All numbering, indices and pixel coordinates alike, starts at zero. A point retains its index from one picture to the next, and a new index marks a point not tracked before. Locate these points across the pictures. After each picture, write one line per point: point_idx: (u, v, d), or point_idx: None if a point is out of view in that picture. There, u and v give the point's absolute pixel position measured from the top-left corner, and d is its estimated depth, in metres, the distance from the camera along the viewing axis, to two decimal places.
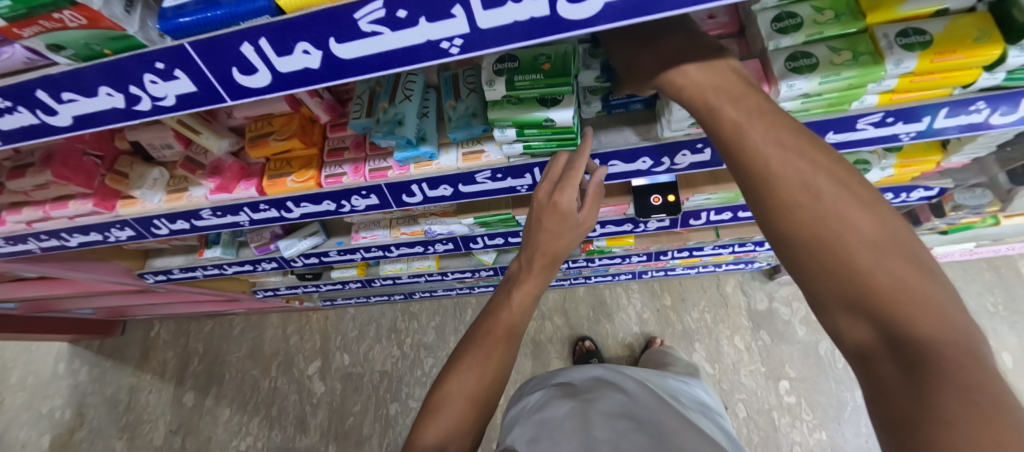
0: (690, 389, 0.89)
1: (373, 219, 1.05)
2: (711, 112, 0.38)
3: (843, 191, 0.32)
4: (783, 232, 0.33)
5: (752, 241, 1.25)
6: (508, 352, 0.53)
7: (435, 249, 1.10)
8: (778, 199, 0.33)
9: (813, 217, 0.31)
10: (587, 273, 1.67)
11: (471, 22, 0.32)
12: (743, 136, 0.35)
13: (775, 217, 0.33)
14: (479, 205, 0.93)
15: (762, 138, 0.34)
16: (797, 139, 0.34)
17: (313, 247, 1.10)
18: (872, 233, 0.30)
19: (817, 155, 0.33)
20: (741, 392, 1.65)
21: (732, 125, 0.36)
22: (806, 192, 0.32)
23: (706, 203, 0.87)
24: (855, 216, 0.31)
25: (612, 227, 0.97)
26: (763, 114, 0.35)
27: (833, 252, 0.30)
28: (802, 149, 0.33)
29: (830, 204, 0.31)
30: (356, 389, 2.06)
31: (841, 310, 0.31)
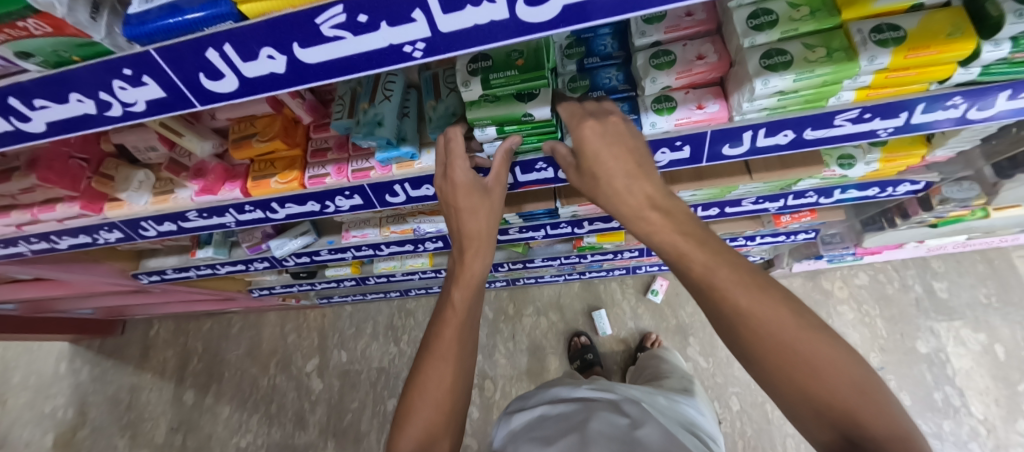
0: (678, 407, 0.88)
1: (363, 218, 1.05)
2: (679, 255, 0.42)
3: (796, 321, 0.36)
4: (754, 355, 0.37)
5: (742, 236, 1.25)
6: (465, 356, 0.53)
7: (426, 247, 1.10)
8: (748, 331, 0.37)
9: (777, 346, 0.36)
10: (581, 268, 1.67)
11: (432, 26, 0.32)
12: (710, 279, 0.39)
13: (744, 345, 0.38)
14: None
15: (728, 279, 0.38)
16: (752, 278, 0.38)
17: (304, 246, 1.11)
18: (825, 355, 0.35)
19: (769, 290, 0.38)
20: (734, 385, 1.66)
21: (701, 267, 0.40)
22: (770, 324, 0.36)
23: (694, 198, 0.87)
24: (804, 339, 0.35)
25: (600, 223, 0.97)
26: (725, 258, 0.40)
27: (782, 369, 0.36)
28: (749, 282, 0.38)
29: (777, 337, 0.36)
30: (354, 386, 2.08)
31: (795, 409, 0.36)
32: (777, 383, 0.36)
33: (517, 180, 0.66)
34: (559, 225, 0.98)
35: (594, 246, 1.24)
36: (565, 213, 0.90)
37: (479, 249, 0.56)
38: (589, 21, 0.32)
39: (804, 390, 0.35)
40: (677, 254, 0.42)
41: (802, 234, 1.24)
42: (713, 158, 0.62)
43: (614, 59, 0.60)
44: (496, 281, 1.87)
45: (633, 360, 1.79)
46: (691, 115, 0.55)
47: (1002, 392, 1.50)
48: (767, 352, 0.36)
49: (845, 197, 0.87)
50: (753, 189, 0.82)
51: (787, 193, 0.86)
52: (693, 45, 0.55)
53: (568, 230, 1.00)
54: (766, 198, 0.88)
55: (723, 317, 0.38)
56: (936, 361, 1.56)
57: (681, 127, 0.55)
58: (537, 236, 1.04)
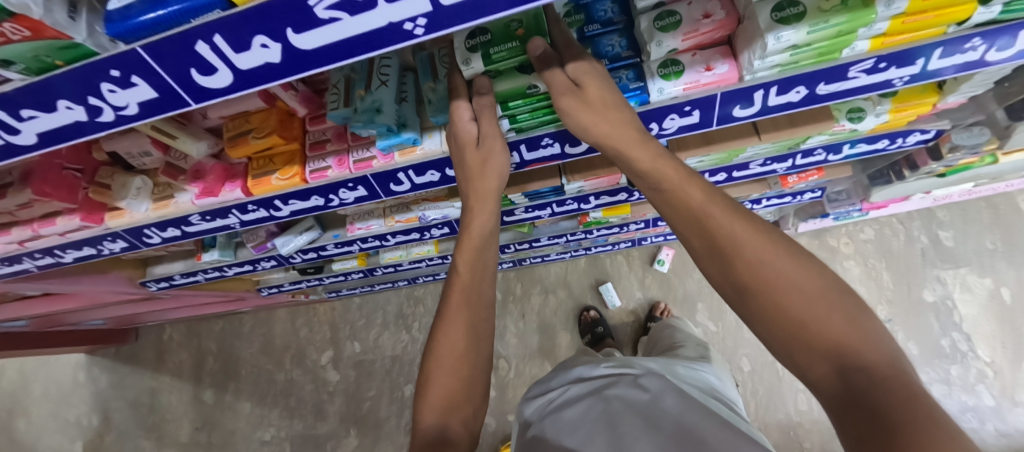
0: (696, 375, 0.88)
1: (367, 209, 1.04)
2: (672, 192, 0.42)
3: (785, 254, 0.36)
4: (745, 285, 0.36)
5: (749, 200, 1.24)
6: (477, 335, 0.53)
7: (432, 234, 1.10)
8: (740, 258, 0.36)
9: (773, 274, 0.35)
10: (587, 244, 1.66)
11: (434, 1, 0.30)
12: (706, 210, 0.39)
13: (737, 277, 0.37)
14: None
15: (720, 210, 0.39)
16: (742, 212, 0.38)
17: (311, 242, 1.10)
18: (813, 286, 0.34)
19: (761, 225, 0.38)
20: (744, 347, 1.69)
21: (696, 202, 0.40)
22: (764, 251, 0.36)
23: (701, 165, 0.86)
24: (791, 267, 0.35)
25: (607, 198, 0.96)
26: (717, 195, 0.40)
27: (773, 296, 0.35)
28: (743, 215, 0.38)
29: (768, 265, 0.35)
30: (369, 375, 2.13)
31: (784, 344, 0.34)
32: (766, 315, 0.35)
33: (523, 159, 0.64)
34: (565, 202, 0.96)
35: (601, 220, 1.23)
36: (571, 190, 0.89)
37: (484, 206, 0.57)
38: None
39: (788, 317, 0.34)
40: (675, 190, 0.42)
41: (808, 194, 1.23)
42: (722, 121, 0.61)
43: (616, 24, 0.57)
44: (503, 263, 1.86)
45: (643, 330, 1.82)
46: (700, 77, 0.53)
47: (1007, 335, 1.53)
48: (755, 279, 0.35)
49: (855, 151, 0.86)
50: (760, 150, 0.81)
51: (796, 152, 0.84)
52: (698, 3, 0.52)
53: (574, 206, 0.99)
54: (774, 159, 0.86)
55: (714, 245, 0.38)
56: (943, 310, 1.58)
57: (691, 90, 0.54)
58: (543, 215, 1.03)
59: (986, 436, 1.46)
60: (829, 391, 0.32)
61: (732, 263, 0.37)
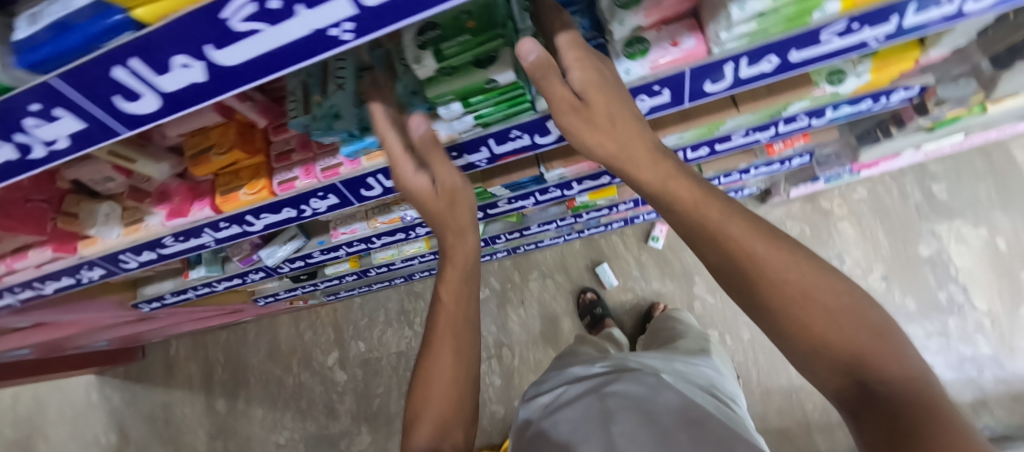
0: (695, 371, 0.88)
1: (349, 213, 1.02)
2: (686, 208, 0.39)
3: (806, 271, 0.35)
4: (768, 307, 0.35)
5: (737, 170, 1.22)
6: (466, 353, 0.56)
7: (417, 233, 1.09)
8: (762, 279, 0.35)
9: (796, 294, 0.34)
10: (581, 227, 1.65)
11: (356, 2, 0.27)
12: (724, 230, 0.37)
13: (760, 297, 0.36)
14: None
15: (739, 228, 0.37)
16: (760, 228, 0.37)
17: (296, 251, 1.09)
18: (836, 303, 0.34)
19: (781, 241, 0.36)
20: (743, 316, 1.70)
21: (712, 218, 0.38)
22: (786, 269, 0.35)
23: (681, 141, 0.84)
24: (814, 285, 0.34)
25: (590, 182, 0.94)
26: (734, 211, 0.38)
27: (799, 321, 0.34)
28: (762, 232, 0.37)
29: (790, 284, 0.34)
30: (377, 373, 2.14)
31: (808, 364, 0.34)
32: (790, 333, 0.35)
33: (493, 154, 0.62)
34: (547, 190, 0.95)
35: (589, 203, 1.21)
36: (552, 178, 0.87)
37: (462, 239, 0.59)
38: None
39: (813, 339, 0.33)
40: (689, 205, 0.39)
41: (797, 159, 1.21)
42: (693, 96, 0.59)
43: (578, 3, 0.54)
44: (498, 253, 1.85)
45: (642, 307, 1.83)
46: (666, 54, 0.51)
47: (1003, 283, 1.53)
48: (778, 300, 0.35)
49: (838, 114, 0.83)
50: (740, 121, 0.79)
51: (777, 120, 0.82)
52: None
53: (557, 193, 0.97)
54: (756, 129, 0.84)
55: (732, 264, 0.37)
56: (938, 263, 1.58)
57: (657, 69, 0.51)
58: (527, 205, 1.01)
59: (983, 384, 1.48)
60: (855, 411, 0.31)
61: (749, 268, 0.36)
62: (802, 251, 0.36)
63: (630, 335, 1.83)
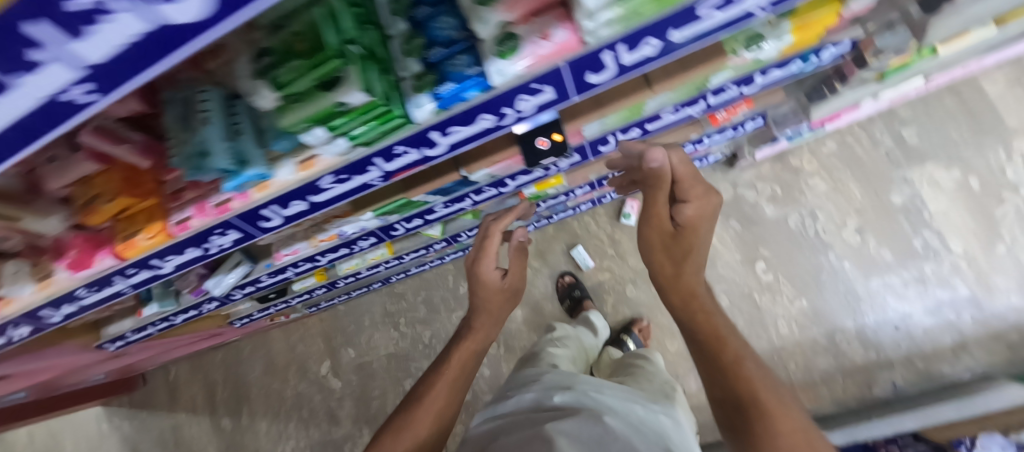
0: (653, 420, 0.82)
1: (288, 234, 0.99)
2: (715, 341, 0.64)
3: (784, 410, 0.54)
4: (752, 416, 0.55)
5: (689, 142, 1.18)
6: (463, 381, 0.90)
7: (362, 246, 1.06)
8: (751, 398, 0.56)
9: (771, 412, 0.54)
10: (547, 213, 1.62)
11: (74, 63, 0.25)
12: (738, 366, 0.60)
13: (742, 407, 0.56)
14: (372, 195, 0.81)
15: (754, 371, 0.59)
16: (760, 373, 0.59)
17: (244, 276, 1.07)
18: (793, 429, 0.53)
19: (770, 387, 0.57)
20: (721, 283, 1.68)
21: (735, 355, 0.61)
22: (777, 401, 0.55)
23: (607, 126, 0.79)
24: (785, 418, 0.54)
25: (524, 177, 0.90)
26: (747, 359, 0.61)
27: (767, 428, 0.53)
28: (768, 381, 0.58)
29: (773, 412, 0.54)
30: (371, 376, 2.15)
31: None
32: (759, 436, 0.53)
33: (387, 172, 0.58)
34: (482, 190, 0.91)
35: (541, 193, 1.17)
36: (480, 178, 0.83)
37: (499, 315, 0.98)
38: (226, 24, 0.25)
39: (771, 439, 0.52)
40: (713, 337, 0.64)
41: (750, 123, 1.16)
42: (583, 90, 0.54)
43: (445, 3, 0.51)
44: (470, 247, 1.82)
45: (621, 286, 1.82)
46: (539, 49, 0.46)
47: (980, 224, 1.50)
48: (760, 414, 0.54)
49: (768, 79, 0.79)
50: (664, 99, 0.74)
51: (705, 92, 0.78)
52: None
53: (494, 192, 0.94)
54: (685, 104, 0.80)
55: (733, 389, 0.58)
56: (912, 210, 1.54)
57: (531, 66, 0.47)
58: (466, 206, 0.98)
59: (963, 327, 1.47)
60: None
61: (716, 346, 0.63)
62: (794, 410, 0.55)
63: (611, 314, 1.82)
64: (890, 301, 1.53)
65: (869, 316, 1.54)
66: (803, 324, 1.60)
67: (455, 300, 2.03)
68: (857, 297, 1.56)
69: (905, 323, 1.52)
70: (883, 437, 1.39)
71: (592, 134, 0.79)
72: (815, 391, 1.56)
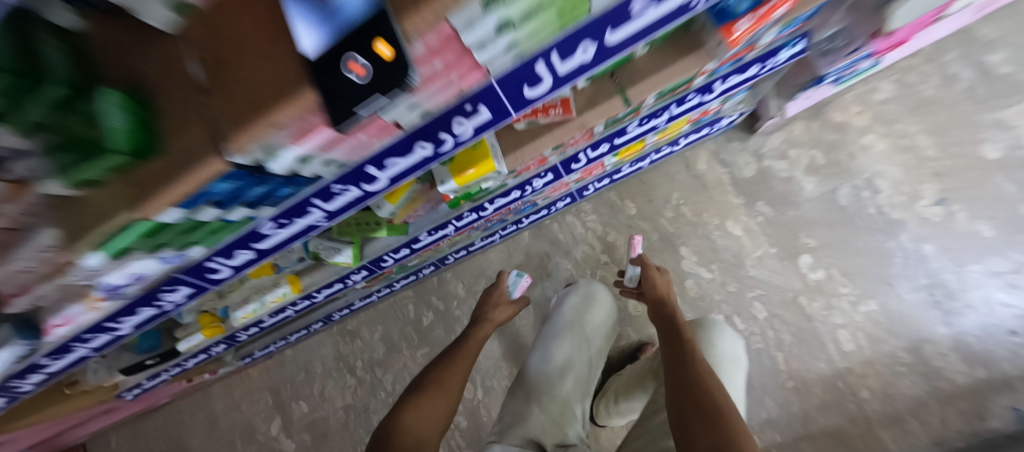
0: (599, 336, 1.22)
1: (53, 294, 0.61)
2: (666, 311, 0.99)
3: (697, 357, 0.82)
4: (688, 378, 0.76)
5: (692, 91, 0.78)
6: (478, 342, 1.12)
7: (174, 299, 0.68)
8: (692, 370, 0.78)
9: (690, 353, 0.83)
10: (511, 217, 1.23)
11: None
12: (675, 320, 0.95)
13: (684, 376, 0.76)
14: (81, 219, 0.43)
15: (676, 321, 0.95)
16: (676, 326, 0.93)
17: (21, 359, 0.69)
18: (711, 380, 0.75)
19: (683, 331, 0.91)
20: (755, 288, 1.24)
21: (661, 302, 1.02)
22: (698, 359, 0.81)
23: (524, 48, 0.40)
24: (705, 368, 0.78)
25: (397, 160, 0.51)
26: (677, 326, 0.93)
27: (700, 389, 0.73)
28: (686, 340, 0.88)
29: (707, 378, 0.75)
30: (326, 436, 1.73)
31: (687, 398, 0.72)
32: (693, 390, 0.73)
33: None
34: (329, 192, 0.53)
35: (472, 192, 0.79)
36: (282, 166, 0.42)
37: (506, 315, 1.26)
38: None
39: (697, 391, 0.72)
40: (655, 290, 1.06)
41: (783, 50, 0.75)
42: None
43: None
44: (423, 270, 1.41)
45: (623, 303, 1.39)
46: None
47: None
48: (692, 374, 0.76)
49: None
50: None
51: None
52: None
53: (355, 193, 0.55)
54: None
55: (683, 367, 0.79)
56: (1015, 165, 1.10)
57: None
58: (321, 222, 0.58)
59: None
60: (693, 410, 0.69)
61: (678, 335, 0.89)
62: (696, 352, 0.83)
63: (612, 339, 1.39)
64: (998, 295, 1.08)
65: (968, 318, 1.10)
66: (873, 336, 1.16)
67: (417, 335, 1.63)
68: (951, 294, 1.11)
69: None
70: None
71: (482, 49, 0.37)
72: (902, 427, 1.12)
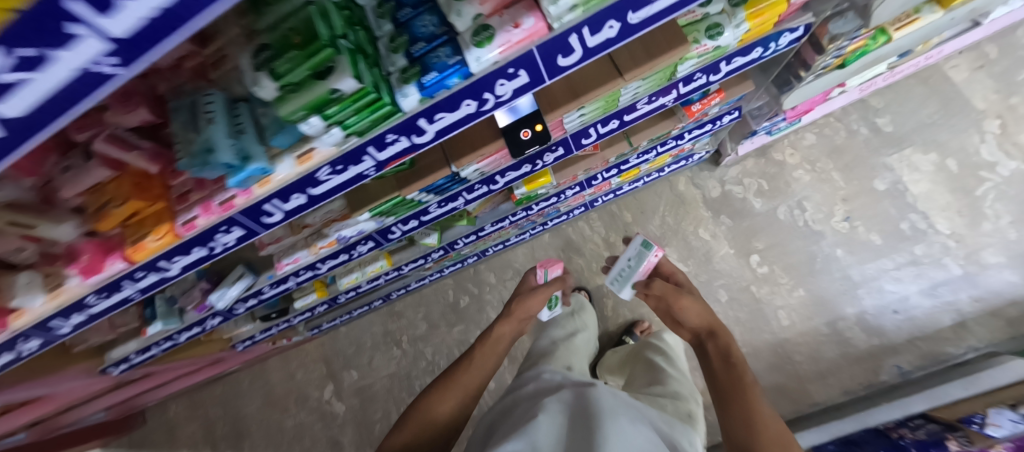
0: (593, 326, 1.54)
1: (290, 243, 1.02)
2: (704, 326, 0.93)
3: (742, 380, 0.79)
4: (750, 420, 0.72)
5: (671, 137, 1.23)
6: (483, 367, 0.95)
7: (360, 252, 1.07)
8: (749, 407, 0.74)
9: (734, 380, 0.80)
10: (541, 219, 1.66)
11: (102, 34, 0.28)
12: (714, 337, 0.90)
13: (746, 419, 0.72)
14: (368, 195, 0.85)
15: (718, 340, 0.90)
16: (716, 344, 0.89)
17: (247, 289, 1.09)
18: (764, 413, 0.73)
19: (740, 367, 0.81)
20: (720, 278, 1.68)
21: (696, 313, 0.96)
22: (743, 384, 0.78)
23: (587, 119, 0.85)
24: (755, 396, 0.75)
25: (512, 172, 0.95)
26: (720, 344, 0.88)
27: (747, 417, 0.72)
28: (730, 361, 0.83)
29: (756, 408, 0.73)
30: (373, 398, 2.08)
31: (736, 427, 0.72)
32: (743, 422, 0.72)
33: (378, 162, 0.64)
34: (473, 187, 0.95)
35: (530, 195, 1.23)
36: (468, 173, 0.86)
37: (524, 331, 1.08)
38: None
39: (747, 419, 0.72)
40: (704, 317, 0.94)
41: (726, 116, 1.22)
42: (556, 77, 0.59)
43: (440, 37, 0.55)
44: (468, 259, 1.83)
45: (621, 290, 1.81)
46: (511, 37, 0.51)
47: (962, 202, 1.53)
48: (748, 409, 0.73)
49: (733, 67, 0.85)
50: (638, 89, 0.80)
51: (676, 82, 0.84)
52: (510, 13, 0.51)
53: (485, 189, 0.98)
54: (658, 95, 0.86)
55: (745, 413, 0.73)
56: (897, 194, 1.58)
57: (506, 53, 0.52)
58: (459, 206, 1.01)
59: (962, 306, 1.47)
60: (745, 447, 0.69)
61: (721, 357, 0.85)
62: (745, 378, 0.79)
63: (612, 318, 1.81)
64: (886, 285, 1.54)
65: (866, 300, 1.54)
66: (803, 314, 1.59)
67: (455, 314, 2.02)
68: (855, 284, 1.56)
69: (903, 306, 1.51)
70: (893, 421, 1.35)
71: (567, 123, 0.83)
72: (824, 381, 1.53)
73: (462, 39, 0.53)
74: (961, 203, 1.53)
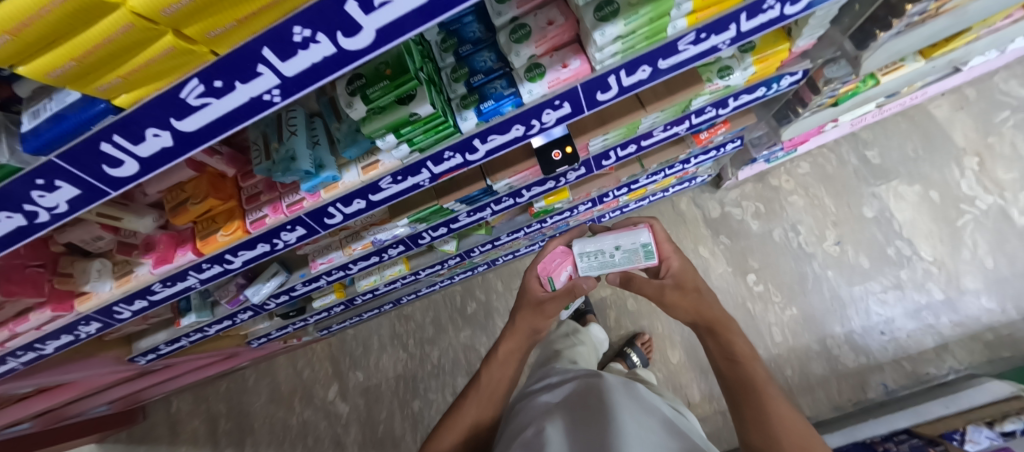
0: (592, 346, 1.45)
1: (325, 244, 1.10)
2: (703, 321, 0.82)
3: (753, 380, 0.69)
4: (769, 425, 0.63)
5: (679, 162, 1.33)
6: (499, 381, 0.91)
7: (390, 254, 1.15)
8: (768, 410, 0.64)
9: (744, 382, 0.70)
10: (551, 232, 1.74)
11: (278, 74, 0.38)
12: (715, 331, 0.79)
13: (761, 423, 0.63)
14: (408, 203, 0.94)
15: (716, 337, 0.79)
16: (716, 340, 0.79)
17: (280, 285, 1.16)
18: (786, 414, 0.64)
19: (750, 365, 0.72)
20: (718, 294, 1.76)
21: (693, 306, 0.83)
22: (756, 387, 0.68)
23: (608, 143, 0.95)
24: (770, 396, 0.66)
25: (538, 188, 1.04)
26: (718, 338, 0.78)
27: (763, 420, 0.64)
28: (738, 360, 0.73)
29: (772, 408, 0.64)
30: (378, 399, 2.13)
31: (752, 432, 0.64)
32: (757, 426, 0.64)
33: (433, 174, 0.73)
34: (501, 200, 1.04)
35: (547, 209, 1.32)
36: (500, 187, 0.96)
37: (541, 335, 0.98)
38: (365, 56, 0.38)
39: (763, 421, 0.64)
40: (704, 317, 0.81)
41: (729, 144, 1.32)
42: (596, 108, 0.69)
43: (498, 71, 0.64)
44: (479, 267, 1.90)
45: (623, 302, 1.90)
46: (559, 75, 0.61)
47: (942, 230, 1.65)
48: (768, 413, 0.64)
49: (739, 102, 0.95)
50: (656, 119, 0.90)
51: (688, 114, 0.94)
52: (558, 56, 0.61)
53: (511, 202, 1.06)
54: (672, 124, 0.97)
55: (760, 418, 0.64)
56: (884, 221, 1.69)
57: (553, 87, 0.61)
58: (486, 216, 1.10)
59: (942, 329, 1.57)
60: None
61: (724, 356, 0.75)
62: (753, 376, 0.70)
63: (614, 328, 1.88)
64: (873, 306, 1.63)
65: (855, 320, 1.64)
66: (795, 330, 1.68)
67: (462, 319, 2.09)
68: (844, 304, 1.66)
69: (889, 327, 1.61)
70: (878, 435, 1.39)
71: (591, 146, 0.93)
72: (814, 395, 1.61)
73: (517, 76, 0.62)
74: (941, 232, 1.64)
